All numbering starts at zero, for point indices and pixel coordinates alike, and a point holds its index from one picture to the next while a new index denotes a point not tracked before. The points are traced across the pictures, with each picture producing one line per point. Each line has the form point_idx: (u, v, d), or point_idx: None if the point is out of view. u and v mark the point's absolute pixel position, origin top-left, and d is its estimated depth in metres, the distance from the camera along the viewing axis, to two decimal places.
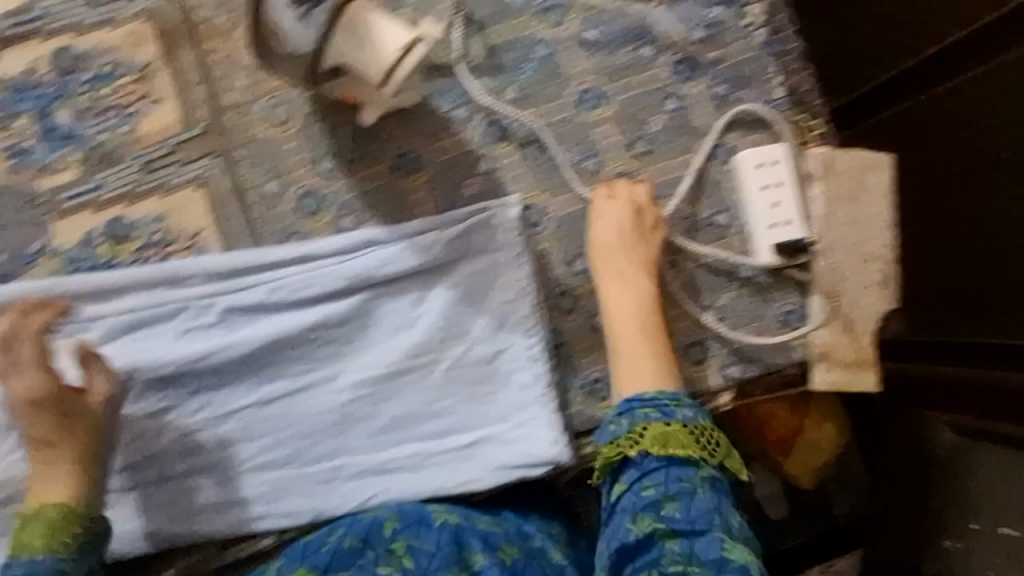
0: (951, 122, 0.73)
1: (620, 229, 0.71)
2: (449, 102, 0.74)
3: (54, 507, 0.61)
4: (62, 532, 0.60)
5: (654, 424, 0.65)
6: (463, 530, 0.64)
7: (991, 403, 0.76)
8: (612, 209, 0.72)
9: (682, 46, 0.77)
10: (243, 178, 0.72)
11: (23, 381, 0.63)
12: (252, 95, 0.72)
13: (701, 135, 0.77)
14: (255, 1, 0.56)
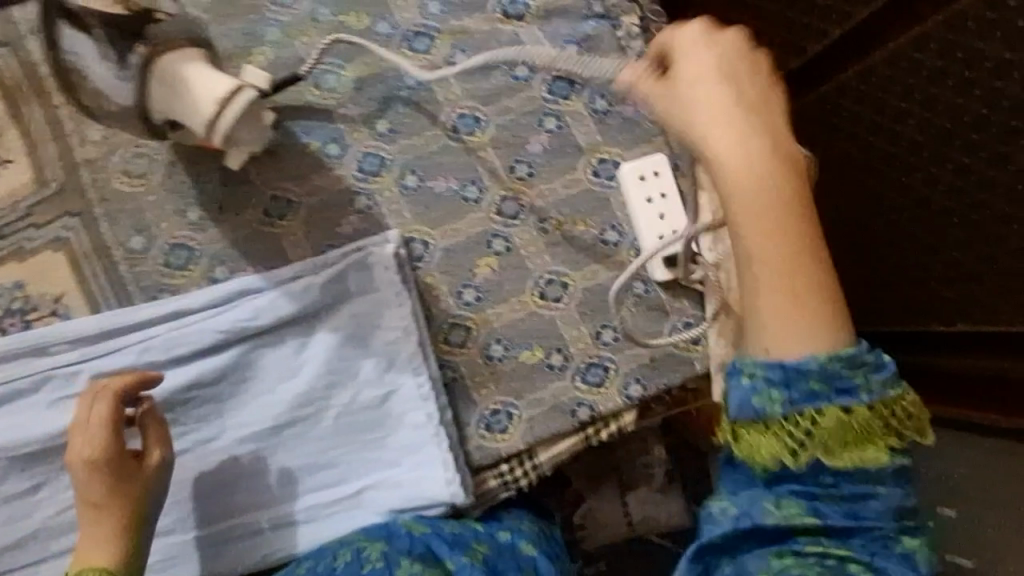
0: (879, 100, 0.80)
1: (715, 63, 0.47)
2: (318, 139, 0.72)
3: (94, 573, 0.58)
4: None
5: (833, 407, 0.44)
6: (431, 537, 0.66)
7: (984, 346, 0.84)
8: (682, 57, 0.47)
9: (557, 64, 0.75)
10: (104, 236, 0.70)
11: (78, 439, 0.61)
12: (106, 149, 0.70)
13: (584, 152, 0.75)
14: (70, 58, 0.55)
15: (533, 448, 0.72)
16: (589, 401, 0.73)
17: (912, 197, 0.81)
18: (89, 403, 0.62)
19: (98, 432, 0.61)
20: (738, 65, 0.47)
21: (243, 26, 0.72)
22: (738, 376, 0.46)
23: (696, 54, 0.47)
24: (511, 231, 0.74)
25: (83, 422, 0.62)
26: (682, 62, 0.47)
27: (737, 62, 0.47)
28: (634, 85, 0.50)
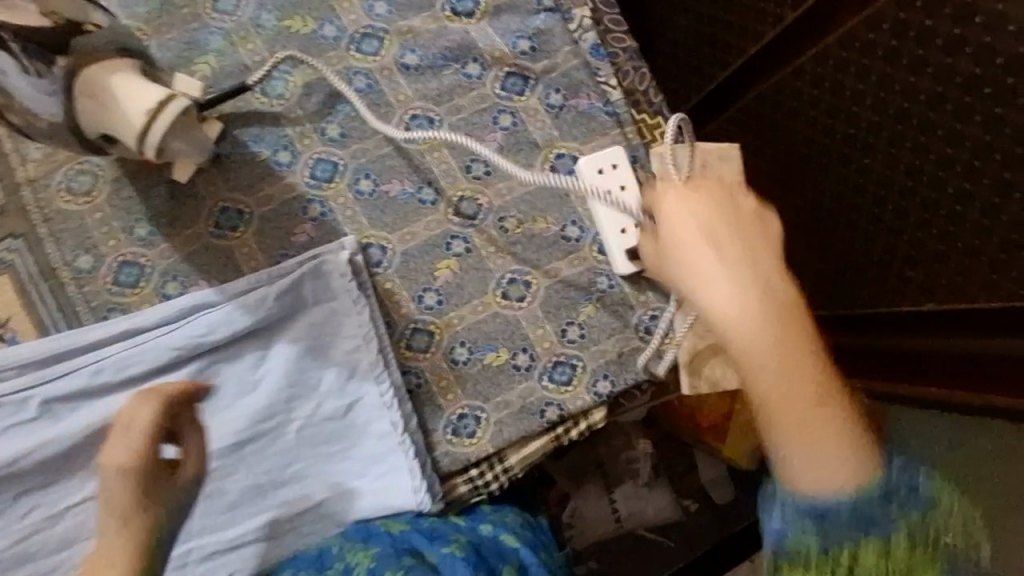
0: (846, 79, 0.79)
1: (703, 209, 0.56)
2: (268, 147, 0.70)
3: None
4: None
5: (867, 547, 0.52)
6: (410, 533, 0.68)
7: (938, 322, 0.83)
8: (677, 209, 0.56)
9: (508, 60, 0.74)
10: (49, 257, 0.68)
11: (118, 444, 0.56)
12: (49, 168, 0.68)
13: (541, 149, 0.74)
14: None
15: (502, 451, 0.71)
16: (557, 400, 0.71)
17: (871, 179, 0.82)
18: (138, 405, 0.58)
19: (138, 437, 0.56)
20: (710, 200, 0.56)
21: (184, 35, 0.71)
22: (772, 516, 0.54)
23: (674, 208, 0.57)
24: (470, 232, 0.73)
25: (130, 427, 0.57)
26: (669, 215, 0.57)
27: (727, 211, 0.56)
28: (651, 242, 0.62)
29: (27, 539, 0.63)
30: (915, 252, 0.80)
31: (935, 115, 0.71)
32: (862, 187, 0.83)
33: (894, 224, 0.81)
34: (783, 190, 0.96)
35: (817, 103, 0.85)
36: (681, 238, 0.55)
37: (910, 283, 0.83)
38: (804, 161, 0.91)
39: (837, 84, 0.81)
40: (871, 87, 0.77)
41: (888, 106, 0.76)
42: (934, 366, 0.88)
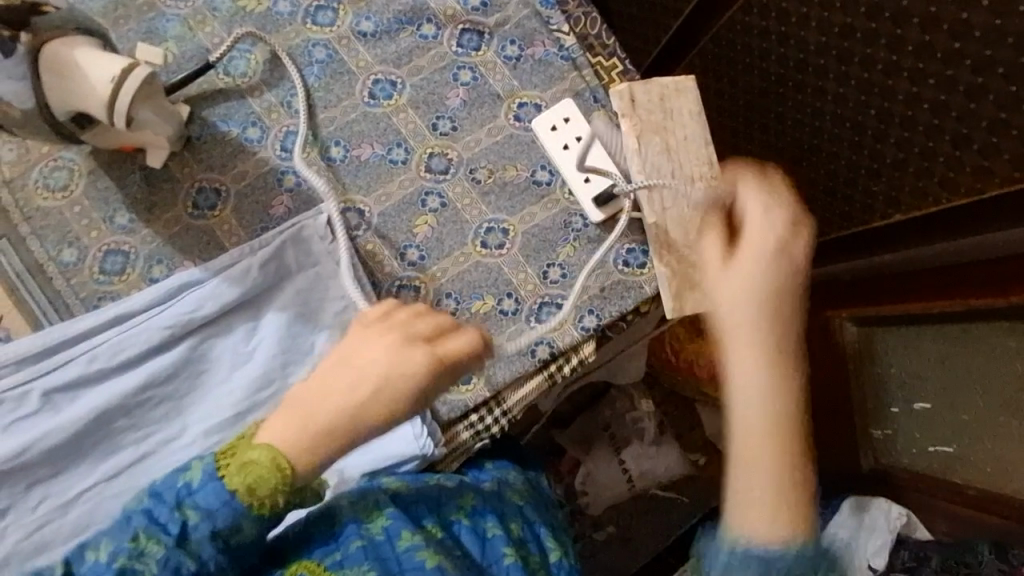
0: (789, 6, 0.81)
1: (757, 310, 0.54)
2: (236, 126, 0.72)
3: (269, 461, 0.53)
4: (267, 491, 0.53)
5: None
6: (418, 494, 0.67)
7: (898, 232, 0.87)
8: (726, 277, 0.56)
9: (461, 17, 0.76)
10: (33, 253, 0.68)
11: (361, 348, 0.58)
12: (24, 168, 0.69)
13: (503, 99, 0.76)
14: None
15: (499, 395, 0.74)
16: (547, 338, 0.74)
17: (827, 101, 0.83)
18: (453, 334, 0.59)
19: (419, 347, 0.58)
20: (781, 309, 0.54)
21: (142, 25, 0.72)
22: None
23: (740, 261, 0.55)
24: (443, 186, 0.74)
25: (362, 336, 0.59)
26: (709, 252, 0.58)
27: (794, 286, 0.55)
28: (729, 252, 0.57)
29: (41, 528, 0.64)
30: (883, 160, 0.80)
31: (880, 27, 0.71)
32: (817, 108, 0.85)
33: (855, 140, 0.82)
34: (747, 125, 0.98)
35: (764, 35, 0.87)
36: (732, 297, 0.55)
37: (878, 194, 0.83)
38: (761, 92, 0.93)
39: (784, 12, 0.82)
40: (816, 10, 0.78)
41: (833, 27, 0.77)
42: (898, 282, 0.91)
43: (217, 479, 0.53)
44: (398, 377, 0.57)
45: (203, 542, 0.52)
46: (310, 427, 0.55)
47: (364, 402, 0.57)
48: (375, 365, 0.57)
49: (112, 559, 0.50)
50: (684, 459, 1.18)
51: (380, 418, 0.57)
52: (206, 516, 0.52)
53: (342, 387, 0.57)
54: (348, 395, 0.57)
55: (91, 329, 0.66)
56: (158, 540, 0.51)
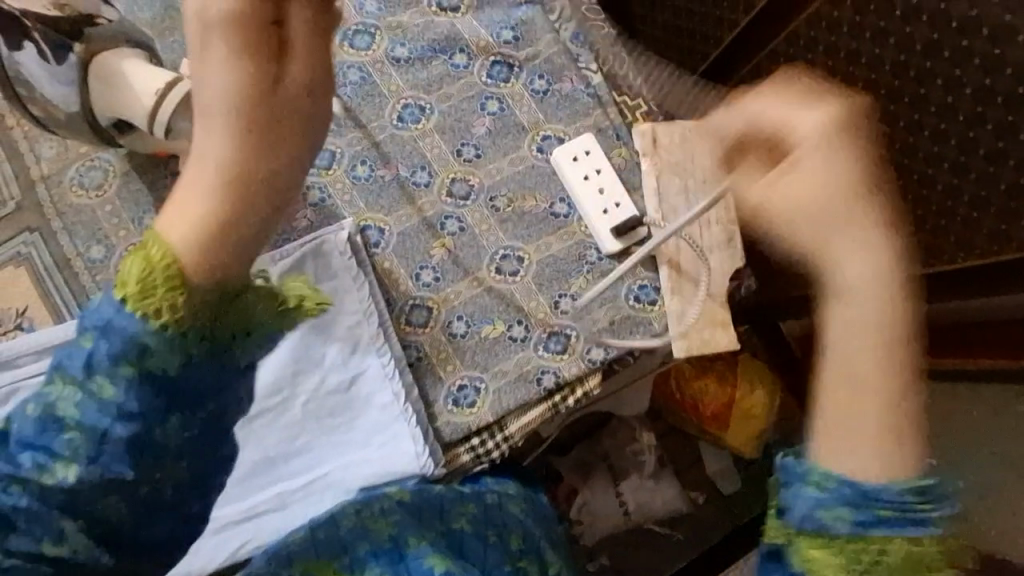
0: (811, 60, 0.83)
1: (839, 243, 0.53)
2: None
3: (161, 255, 0.42)
4: (159, 298, 0.42)
5: None
6: (421, 501, 0.68)
7: None
8: (845, 199, 0.53)
9: (493, 49, 0.79)
10: (62, 249, 0.70)
11: (200, 68, 0.42)
12: (61, 165, 0.72)
13: (527, 131, 0.78)
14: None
15: (502, 420, 0.74)
16: (553, 368, 0.75)
17: None
18: None
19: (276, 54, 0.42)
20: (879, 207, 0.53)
21: (186, 37, 0.75)
22: None
23: (822, 162, 0.54)
24: (462, 211, 0.76)
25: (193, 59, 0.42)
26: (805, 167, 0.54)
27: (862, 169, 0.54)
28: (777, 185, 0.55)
29: None
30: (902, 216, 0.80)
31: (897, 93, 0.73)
32: None
33: None
34: None
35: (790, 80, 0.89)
36: (805, 212, 0.54)
37: None
38: None
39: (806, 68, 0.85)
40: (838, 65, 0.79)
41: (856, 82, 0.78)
42: None
43: (110, 296, 0.43)
44: (243, 74, 0.41)
45: (112, 373, 0.43)
46: (197, 204, 0.42)
47: (219, 124, 0.42)
48: (233, 84, 0.41)
49: (33, 408, 0.45)
50: (682, 494, 1.19)
51: (258, 137, 0.42)
52: (103, 337, 0.43)
53: (210, 122, 0.42)
54: (222, 144, 0.42)
55: None
56: (70, 378, 0.44)
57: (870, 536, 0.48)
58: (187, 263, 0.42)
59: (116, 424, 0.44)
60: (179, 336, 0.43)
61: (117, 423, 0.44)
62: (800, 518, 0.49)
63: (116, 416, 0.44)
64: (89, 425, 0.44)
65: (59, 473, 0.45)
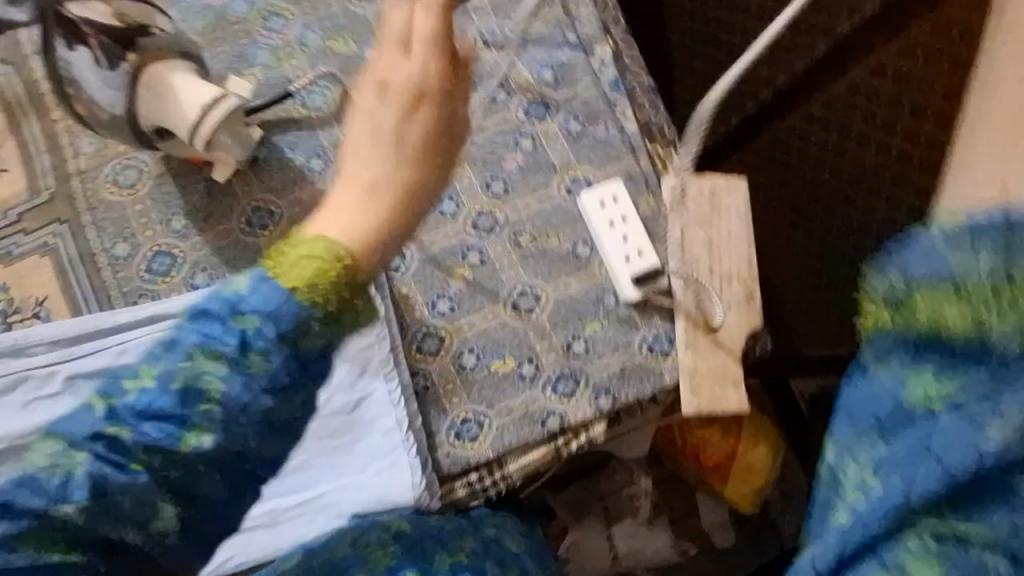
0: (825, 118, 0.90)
1: None
2: (302, 154, 0.75)
3: (330, 248, 0.43)
4: (325, 289, 0.42)
5: None
6: (416, 537, 0.70)
7: None
8: None
9: (532, 88, 0.80)
10: (88, 242, 0.71)
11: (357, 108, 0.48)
12: (98, 161, 0.73)
13: (559, 170, 0.79)
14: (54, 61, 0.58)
15: (502, 457, 0.73)
16: (559, 410, 0.74)
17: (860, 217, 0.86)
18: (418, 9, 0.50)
19: (459, 80, 0.51)
20: None
21: (234, 48, 0.76)
22: None
23: None
24: (485, 244, 0.77)
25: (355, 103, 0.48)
26: None
27: None
28: None
29: None
30: None
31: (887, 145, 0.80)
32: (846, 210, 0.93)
33: None
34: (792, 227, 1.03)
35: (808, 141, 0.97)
36: None
37: None
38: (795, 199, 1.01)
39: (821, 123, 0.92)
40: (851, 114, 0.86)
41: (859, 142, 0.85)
42: None
43: (270, 284, 0.42)
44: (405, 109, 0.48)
45: (271, 350, 0.41)
46: (368, 209, 0.45)
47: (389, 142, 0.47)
48: (390, 118, 0.47)
49: (167, 380, 0.41)
50: (675, 544, 1.14)
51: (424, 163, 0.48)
52: (269, 319, 0.41)
53: (378, 146, 0.47)
54: (386, 165, 0.47)
55: (125, 326, 0.69)
56: (217, 354, 0.41)
57: (965, 291, 0.43)
58: (358, 254, 0.44)
59: (259, 400, 0.42)
60: (334, 315, 0.43)
61: (258, 400, 0.42)
62: (911, 278, 0.46)
63: (262, 392, 0.42)
64: (232, 397, 0.41)
65: (192, 443, 0.41)
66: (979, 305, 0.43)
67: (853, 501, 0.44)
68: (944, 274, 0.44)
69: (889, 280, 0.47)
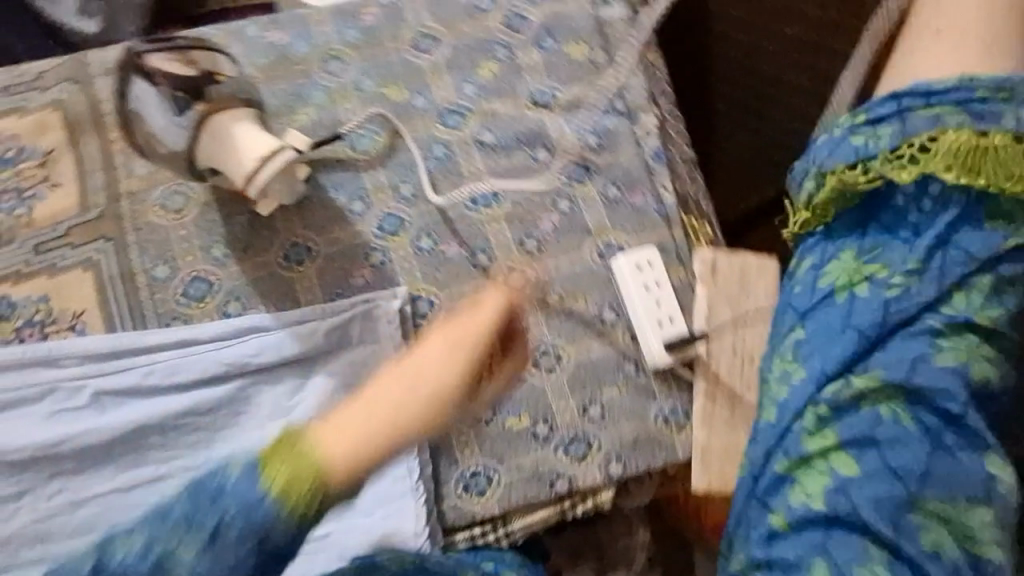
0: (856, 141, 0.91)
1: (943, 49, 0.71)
2: (345, 195, 0.77)
3: (311, 471, 0.54)
4: (298, 498, 0.53)
5: None
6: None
7: None
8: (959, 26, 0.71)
9: (574, 151, 0.82)
10: (131, 261, 0.73)
11: (423, 351, 0.60)
12: (150, 184, 0.75)
13: (591, 235, 0.81)
14: (134, 104, 0.62)
15: (508, 514, 0.74)
16: (569, 473, 0.75)
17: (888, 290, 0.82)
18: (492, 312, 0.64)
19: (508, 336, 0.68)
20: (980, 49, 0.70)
21: (292, 87, 0.79)
22: None
23: None
24: (513, 300, 0.78)
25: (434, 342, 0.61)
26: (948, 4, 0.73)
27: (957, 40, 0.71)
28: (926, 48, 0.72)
29: (50, 519, 0.66)
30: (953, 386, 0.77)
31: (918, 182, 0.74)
32: None
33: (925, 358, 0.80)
34: None
35: None
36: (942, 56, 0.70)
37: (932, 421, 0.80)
38: None
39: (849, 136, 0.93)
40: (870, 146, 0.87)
41: None
42: None
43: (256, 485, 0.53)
44: (446, 367, 0.60)
45: (237, 540, 0.52)
46: (357, 449, 0.55)
47: (416, 385, 0.59)
48: (438, 376, 0.59)
49: (146, 550, 0.51)
50: None
51: (424, 408, 0.58)
52: (242, 508, 0.52)
53: (381, 396, 0.58)
54: (392, 398, 0.58)
55: (155, 347, 0.70)
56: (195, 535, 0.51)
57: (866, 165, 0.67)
58: (335, 472, 0.54)
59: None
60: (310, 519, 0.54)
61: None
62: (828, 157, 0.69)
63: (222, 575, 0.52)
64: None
65: None
66: (902, 166, 0.66)
67: (778, 399, 0.68)
68: (849, 158, 0.67)
69: (808, 187, 0.71)
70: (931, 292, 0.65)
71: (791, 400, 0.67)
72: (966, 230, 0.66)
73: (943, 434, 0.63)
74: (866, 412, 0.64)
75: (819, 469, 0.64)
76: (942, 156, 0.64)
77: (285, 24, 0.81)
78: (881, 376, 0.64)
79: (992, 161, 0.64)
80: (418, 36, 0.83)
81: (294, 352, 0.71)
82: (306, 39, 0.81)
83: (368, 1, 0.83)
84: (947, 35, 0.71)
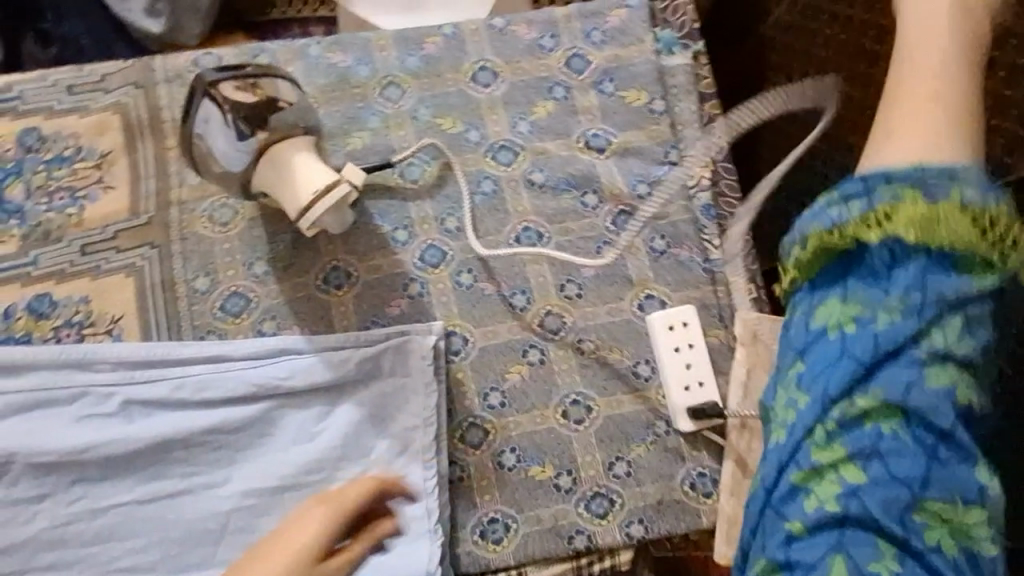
0: None
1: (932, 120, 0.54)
2: (389, 223, 0.77)
3: None
4: None
5: None
6: None
7: None
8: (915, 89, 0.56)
9: (624, 199, 0.81)
10: (173, 271, 0.74)
11: (293, 525, 0.59)
12: (199, 195, 0.76)
13: (633, 285, 0.79)
14: (197, 124, 0.64)
15: (522, 566, 0.72)
16: (588, 530, 0.73)
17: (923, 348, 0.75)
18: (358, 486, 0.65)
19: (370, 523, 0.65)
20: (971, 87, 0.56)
21: (349, 110, 0.79)
22: None
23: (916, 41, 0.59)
24: (547, 345, 0.76)
25: (305, 517, 0.60)
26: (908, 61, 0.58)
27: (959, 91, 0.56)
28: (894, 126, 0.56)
29: (68, 524, 0.66)
30: None
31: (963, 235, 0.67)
32: None
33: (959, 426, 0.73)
34: None
35: None
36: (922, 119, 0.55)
37: None
38: None
39: None
40: None
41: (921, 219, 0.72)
42: None
43: None
44: (313, 535, 0.59)
45: None
46: None
47: (287, 551, 0.57)
48: (308, 539, 0.58)
49: None
50: None
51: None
52: None
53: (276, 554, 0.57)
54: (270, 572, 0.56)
55: (188, 360, 0.70)
56: None
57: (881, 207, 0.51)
58: None
59: None
60: None
61: None
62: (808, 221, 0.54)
63: None
64: None
65: None
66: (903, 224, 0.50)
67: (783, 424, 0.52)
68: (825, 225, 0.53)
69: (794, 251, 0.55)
70: (925, 322, 0.49)
71: (797, 424, 0.50)
72: (932, 276, 0.49)
73: (937, 448, 0.48)
74: (872, 430, 0.49)
75: (828, 483, 0.48)
76: (903, 223, 0.50)
77: (347, 46, 0.81)
78: (892, 395, 0.48)
79: (960, 228, 0.49)
80: (478, 69, 0.82)
81: (325, 378, 0.71)
82: (366, 64, 0.81)
83: (431, 30, 0.83)
84: (929, 94, 0.56)
